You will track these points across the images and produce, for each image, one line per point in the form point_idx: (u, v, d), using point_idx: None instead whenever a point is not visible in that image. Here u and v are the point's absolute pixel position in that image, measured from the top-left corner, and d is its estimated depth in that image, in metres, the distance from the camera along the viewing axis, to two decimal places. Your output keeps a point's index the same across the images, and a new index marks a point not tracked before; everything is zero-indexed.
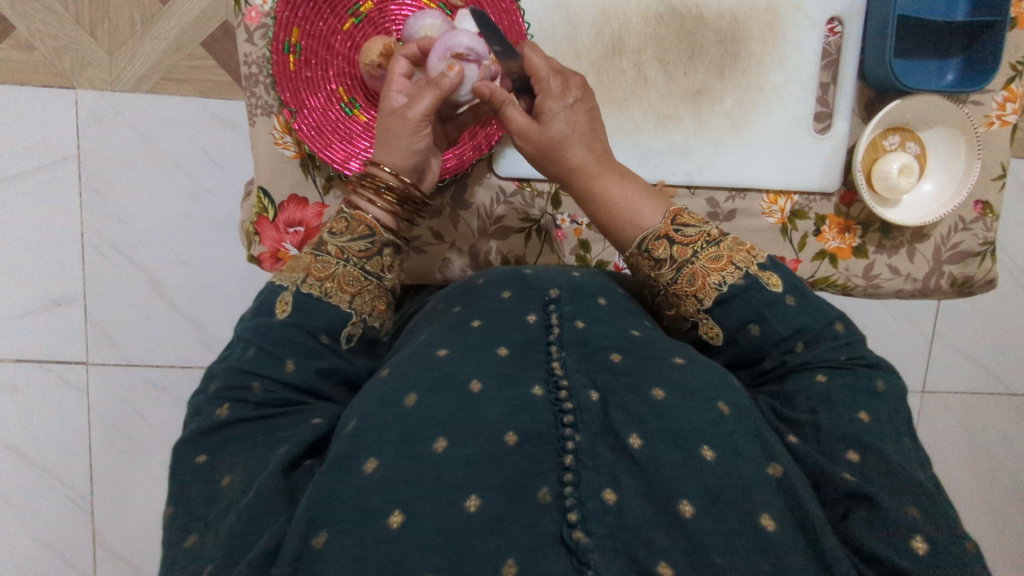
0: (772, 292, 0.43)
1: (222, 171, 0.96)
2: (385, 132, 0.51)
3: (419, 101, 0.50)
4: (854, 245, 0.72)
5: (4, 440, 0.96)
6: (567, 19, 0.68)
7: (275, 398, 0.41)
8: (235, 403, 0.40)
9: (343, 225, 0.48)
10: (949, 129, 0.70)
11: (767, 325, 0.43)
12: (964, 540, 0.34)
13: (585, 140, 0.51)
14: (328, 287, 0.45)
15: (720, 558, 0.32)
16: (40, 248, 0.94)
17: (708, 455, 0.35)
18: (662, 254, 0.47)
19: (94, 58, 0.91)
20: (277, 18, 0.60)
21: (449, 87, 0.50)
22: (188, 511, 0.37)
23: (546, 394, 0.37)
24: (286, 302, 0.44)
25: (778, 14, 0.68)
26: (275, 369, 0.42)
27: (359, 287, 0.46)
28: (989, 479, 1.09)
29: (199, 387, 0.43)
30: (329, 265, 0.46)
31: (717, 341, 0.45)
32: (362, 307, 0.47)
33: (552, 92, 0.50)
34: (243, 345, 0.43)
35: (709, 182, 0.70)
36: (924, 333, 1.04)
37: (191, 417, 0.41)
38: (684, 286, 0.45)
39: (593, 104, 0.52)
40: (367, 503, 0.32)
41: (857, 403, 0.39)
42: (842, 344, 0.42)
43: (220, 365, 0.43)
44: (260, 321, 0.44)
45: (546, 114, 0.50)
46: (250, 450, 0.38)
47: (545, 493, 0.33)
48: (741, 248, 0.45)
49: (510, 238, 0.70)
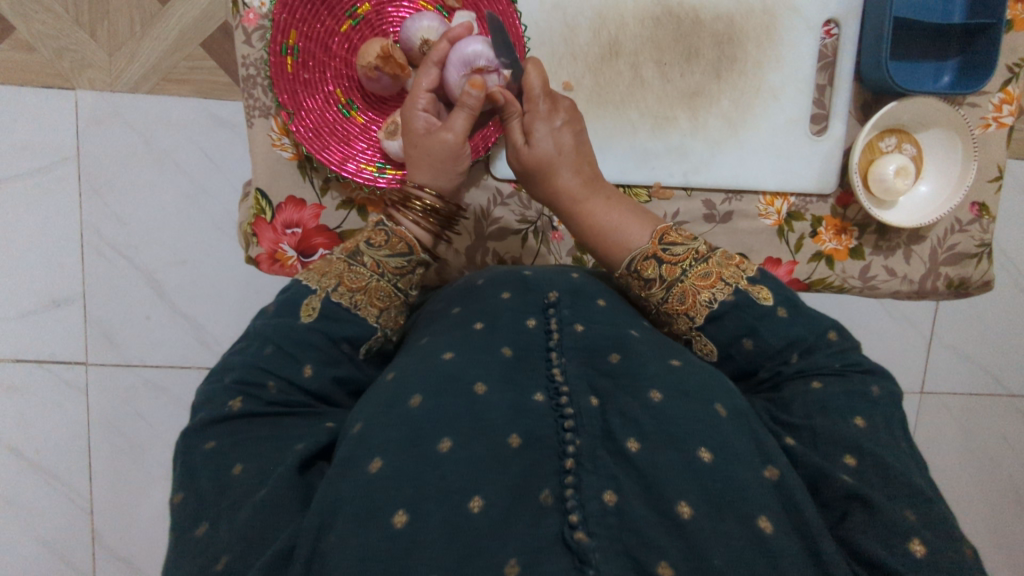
0: (763, 306, 0.43)
1: (221, 171, 0.96)
2: (424, 154, 0.52)
3: (456, 123, 0.52)
4: (851, 247, 0.72)
5: (5, 440, 0.96)
6: (564, 21, 0.68)
7: (287, 398, 0.41)
8: (248, 398, 0.40)
9: (383, 238, 0.47)
10: (945, 130, 0.70)
11: (759, 338, 0.43)
12: (962, 544, 0.34)
13: (573, 164, 0.53)
14: (358, 299, 0.45)
15: (719, 559, 0.32)
16: (41, 247, 0.94)
17: (705, 457, 0.35)
18: (651, 274, 0.46)
19: (93, 59, 0.91)
20: (276, 20, 0.60)
21: (477, 105, 0.52)
22: (191, 502, 0.36)
23: (547, 400, 0.37)
24: (312, 307, 0.44)
25: (776, 15, 0.68)
26: (293, 371, 0.42)
27: (388, 302, 0.47)
28: (988, 480, 1.09)
29: (214, 377, 0.43)
30: (363, 277, 0.45)
31: (712, 357, 0.45)
32: (387, 322, 0.47)
33: (540, 114, 0.53)
34: (259, 341, 0.43)
35: (706, 183, 0.70)
36: (922, 334, 1.05)
37: (202, 405, 0.41)
38: (674, 304, 0.45)
39: (583, 128, 0.55)
40: (371, 502, 0.32)
41: (855, 409, 0.39)
42: (836, 353, 0.42)
43: (235, 358, 0.43)
44: (281, 321, 0.43)
45: (534, 134, 0.53)
46: (259, 442, 0.38)
47: (546, 496, 0.33)
48: (730, 263, 0.45)
49: (507, 240, 0.70)
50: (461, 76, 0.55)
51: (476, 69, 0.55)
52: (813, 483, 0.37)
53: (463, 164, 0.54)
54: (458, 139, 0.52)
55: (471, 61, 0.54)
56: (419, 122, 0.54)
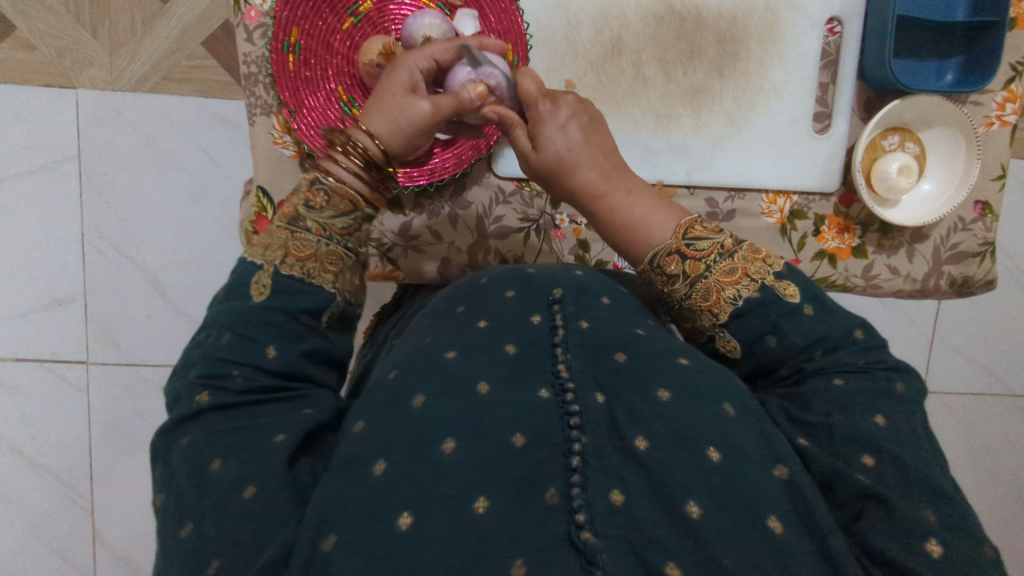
0: (790, 303, 0.42)
1: (221, 171, 0.96)
2: (389, 106, 0.49)
3: (439, 98, 0.49)
4: (853, 246, 0.72)
5: (6, 441, 0.96)
6: (567, 19, 0.67)
7: (256, 385, 0.40)
8: (215, 391, 0.39)
9: (323, 199, 0.45)
10: (948, 129, 0.70)
11: (784, 336, 0.42)
12: (978, 544, 0.34)
13: (592, 162, 0.50)
14: (311, 268, 0.44)
15: (728, 559, 0.32)
16: (42, 247, 0.94)
17: (713, 456, 0.35)
18: (674, 270, 0.45)
19: (94, 58, 0.91)
20: (277, 18, 0.60)
21: (466, 104, 0.50)
22: (181, 500, 0.36)
23: (552, 396, 0.37)
24: (263, 285, 0.42)
25: (778, 13, 0.68)
26: (256, 356, 0.40)
27: (341, 266, 0.45)
28: (990, 479, 1.09)
29: (178, 375, 0.42)
30: (310, 243, 0.44)
31: (735, 354, 0.45)
32: (345, 286, 0.46)
33: (544, 116, 0.51)
34: (217, 330, 0.41)
35: (708, 182, 0.70)
36: (924, 334, 1.05)
37: (172, 405, 0.40)
38: (698, 300, 0.44)
39: (591, 115, 0.53)
40: (375, 504, 0.32)
41: (874, 407, 0.39)
42: (862, 349, 0.42)
43: (194, 351, 0.42)
44: (234, 306, 0.42)
45: (542, 138, 0.51)
46: (234, 434, 0.37)
47: (552, 495, 0.33)
48: (756, 257, 0.44)
49: (509, 238, 0.70)
50: (468, 78, 0.54)
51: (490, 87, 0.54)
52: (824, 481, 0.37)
53: (423, 139, 0.51)
54: (432, 113, 0.49)
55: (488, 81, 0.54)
56: (401, 77, 0.51)
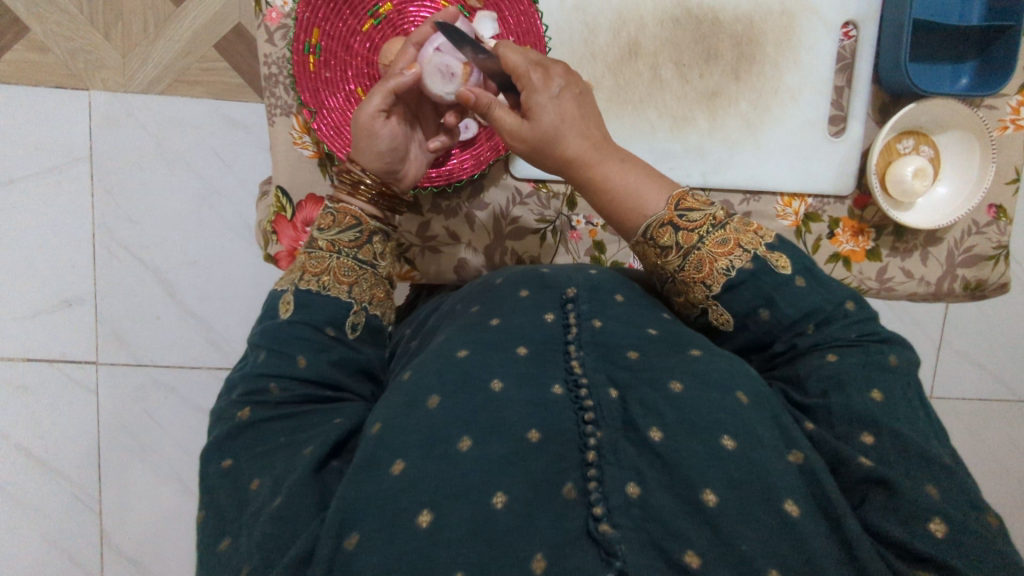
0: (782, 275, 0.43)
1: (234, 173, 0.96)
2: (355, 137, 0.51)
3: (371, 100, 0.50)
4: (868, 249, 0.72)
5: (15, 440, 0.96)
6: (584, 21, 0.68)
7: (291, 396, 0.41)
8: (254, 405, 0.41)
9: (330, 220, 0.49)
10: (963, 132, 0.70)
11: (776, 309, 0.42)
12: (988, 521, 0.34)
13: (579, 129, 0.47)
14: (325, 281, 0.47)
15: (746, 545, 0.32)
16: (54, 247, 0.94)
17: (728, 444, 0.35)
18: (668, 241, 0.45)
19: (108, 60, 0.92)
20: (298, 19, 0.60)
21: (399, 84, 0.50)
22: (217, 513, 0.37)
23: (566, 392, 0.37)
24: (288, 302, 0.45)
25: (794, 17, 0.69)
26: (289, 367, 0.42)
27: (355, 277, 0.48)
28: (998, 486, 1.09)
29: (223, 396, 0.44)
30: (323, 259, 0.47)
31: (728, 327, 0.45)
32: (362, 295, 0.48)
33: (535, 85, 0.46)
34: (254, 352, 0.44)
35: (723, 184, 0.71)
36: (933, 340, 1.05)
37: (215, 424, 0.42)
38: (691, 272, 0.44)
39: (580, 91, 0.48)
40: (395, 502, 0.32)
41: (869, 383, 0.39)
42: (854, 322, 0.42)
43: (236, 375, 0.44)
44: (266, 325, 0.45)
45: (533, 109, 0.46)
46: (272, 453, 0.38)
47: (570, 489, 0.33)
48: (747, 229, 0.44)
49: (525, 239, 0.70)
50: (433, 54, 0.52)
51: (457, 76, 0.51)
52: (831, 467, 0.37)
53: (389, 145, 0.51)
54: (370, 118, 0.49)
55: (449, 70, 0.51)
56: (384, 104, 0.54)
